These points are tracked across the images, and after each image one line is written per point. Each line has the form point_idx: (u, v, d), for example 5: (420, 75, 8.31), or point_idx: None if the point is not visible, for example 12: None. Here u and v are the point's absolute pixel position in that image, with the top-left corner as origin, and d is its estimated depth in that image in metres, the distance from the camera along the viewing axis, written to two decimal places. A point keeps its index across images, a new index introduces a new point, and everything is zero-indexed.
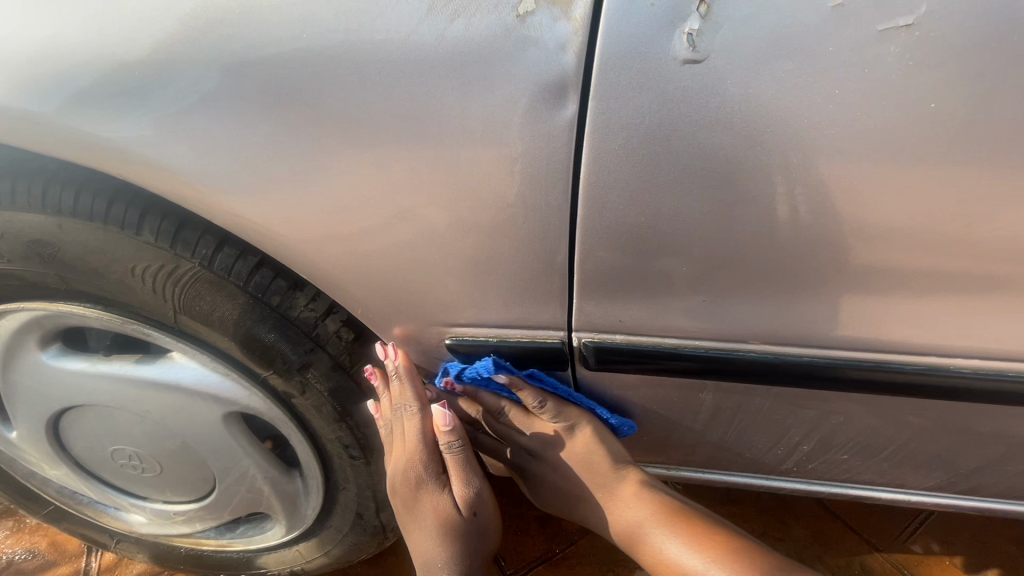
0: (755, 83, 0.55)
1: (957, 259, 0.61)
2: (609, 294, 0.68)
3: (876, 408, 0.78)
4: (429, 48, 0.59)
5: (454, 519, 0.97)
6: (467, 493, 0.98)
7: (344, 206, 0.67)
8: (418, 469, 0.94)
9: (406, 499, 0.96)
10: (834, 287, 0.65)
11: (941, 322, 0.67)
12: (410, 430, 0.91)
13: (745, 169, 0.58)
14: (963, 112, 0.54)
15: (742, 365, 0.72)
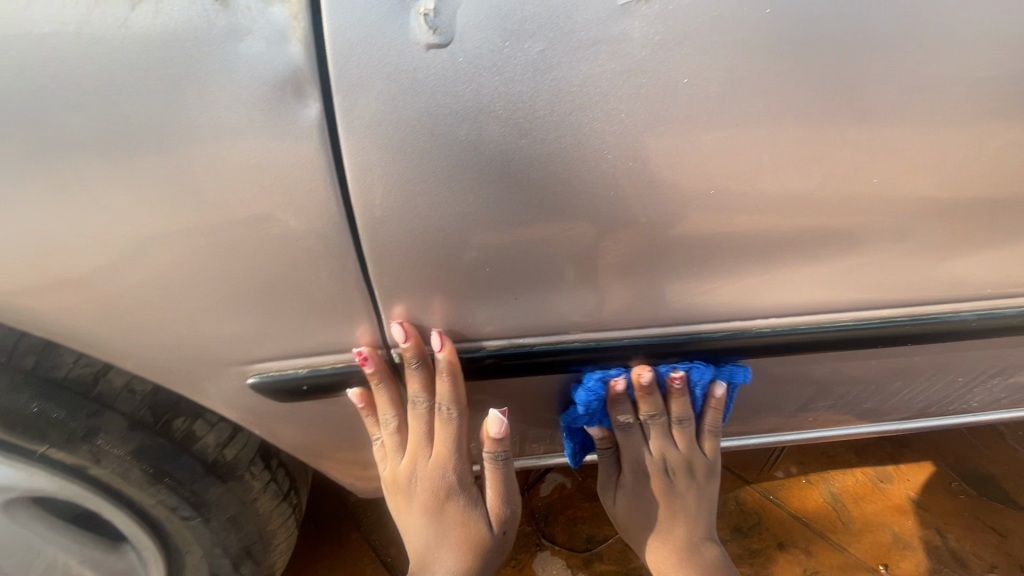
0: (521, 70, 0.45)
1: (782, 220, 0.56)
2: (419, 306, 0.59)
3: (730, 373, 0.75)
4: (111, 44, 0.43)
5: (475, 534, 0.88)
6: (501, 510, 0.89)
7: (56, 248, 0.51)
8: (448, 476, 0.84)
9: (429, 507, 0.86)
10: (663, 264, 0.58)
11: (777, 284, 0.63)
12: (445, 436, 0.78)
13: (533, 165, 0.49)
14: (748, 75, 0.47)
15: (583, 356, 0.66)
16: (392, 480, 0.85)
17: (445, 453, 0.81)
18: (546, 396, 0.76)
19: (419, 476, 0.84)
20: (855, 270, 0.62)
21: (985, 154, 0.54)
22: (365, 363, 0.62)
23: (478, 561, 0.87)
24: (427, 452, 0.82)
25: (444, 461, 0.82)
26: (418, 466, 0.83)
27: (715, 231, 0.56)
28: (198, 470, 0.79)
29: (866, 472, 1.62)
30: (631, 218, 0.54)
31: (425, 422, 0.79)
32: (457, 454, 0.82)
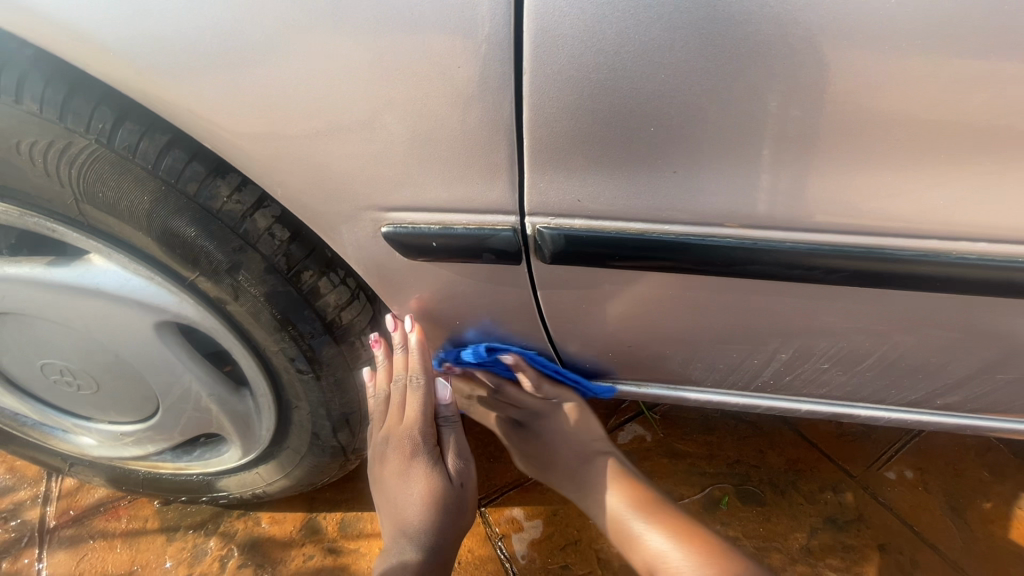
0: None
1: (1008, 104, 0.48)
2: (569, 171, 0.55)
3: (897, 313, 0.64)
4: None
5: (443, 491, 0.95)
6: (456, 465, 0.99)
7: (248, 58, 0.54)
8: (414, 439, 0.92)
9: (398, 467, 0.94)
10: (850, 149, 0.51)
11: (993, 196, 0.53)
12: (413, 401, 0.90)
13: None
14: None
15: (732, 258, 0.59)
16: (380, 445, 0.97)
17: (414, 419, 0.92)
18: (671, 311, 0.69)
19: (393, 439, 0.94)
20: None
21: None
22: (376, 347, 0.91)
23: (440, 515, 0.94)
24: (399, 419, 0.93)
25: (410, 425, 0.92)
26: (391, 431, 0.94)
27: (933, 104, 0.48)
28: (318, 326, 0.84)
29: (1002, 493, 1.41)
30: (827, 81, 0.48)
31: (408, 396, 0.91)
32: (426, 419, 0.92)
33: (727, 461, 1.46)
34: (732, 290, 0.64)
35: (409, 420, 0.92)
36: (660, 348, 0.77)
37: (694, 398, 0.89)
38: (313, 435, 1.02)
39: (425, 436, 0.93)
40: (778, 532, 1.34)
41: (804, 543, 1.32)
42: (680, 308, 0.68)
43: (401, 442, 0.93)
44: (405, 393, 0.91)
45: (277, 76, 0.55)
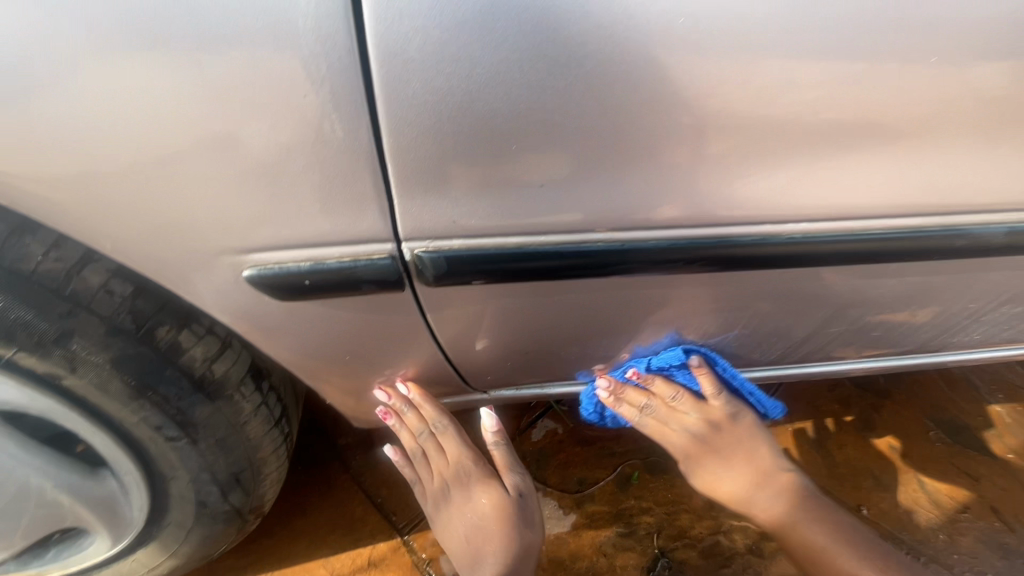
0: None
1: (814, 104, 0.53)
2: (442, 194, 0.54)
3: (749, 289, 0.72)
4: None
5: (507, 507, 1.06)
6: (515, 481, 1.08)
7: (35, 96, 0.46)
8: (463, 467, 1.06)
9: (456, 497, 1.07)
10: (693, 151, 0.55)
11: (813, 183, 0.59)
12: (450, 442, 1.04)
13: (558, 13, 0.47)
14: None
15: (606, 259, 0.62)
16: (434, 492, 1.08)
17: (457, 453, 1.04)
18: (559, 315, 0.72)
19: (442, 473, 1.07)
20: (887, 168, 0.59)
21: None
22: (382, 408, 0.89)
23: (516, 543, 1.05)
24: (448, 461, 1.05)
25: (456, 461, 1.06)
26: (442, 469, 1.07)
27: (755, 105, 0.53)
28: (185, 385, 0.74)
29: (850, 420, 1.66)
30: (664, 92, 0.51)
31: (434, 442, 1.03)
32: (466, 451, 1.05)
33: (633, 437, 1.56)
34: (610, 288, 0.68)
35: (452, 457, 1.05)
36: (554, 348, 0.79)
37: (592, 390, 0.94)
38: (199, 504, 0.91)
39: (475, 467, 1.07)
40: (683, 494, 1.45)
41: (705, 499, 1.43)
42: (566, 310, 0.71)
43: (468, 477, 1.07)
44: (433, 441, 1.02)
45: (83, 117, 0.47)
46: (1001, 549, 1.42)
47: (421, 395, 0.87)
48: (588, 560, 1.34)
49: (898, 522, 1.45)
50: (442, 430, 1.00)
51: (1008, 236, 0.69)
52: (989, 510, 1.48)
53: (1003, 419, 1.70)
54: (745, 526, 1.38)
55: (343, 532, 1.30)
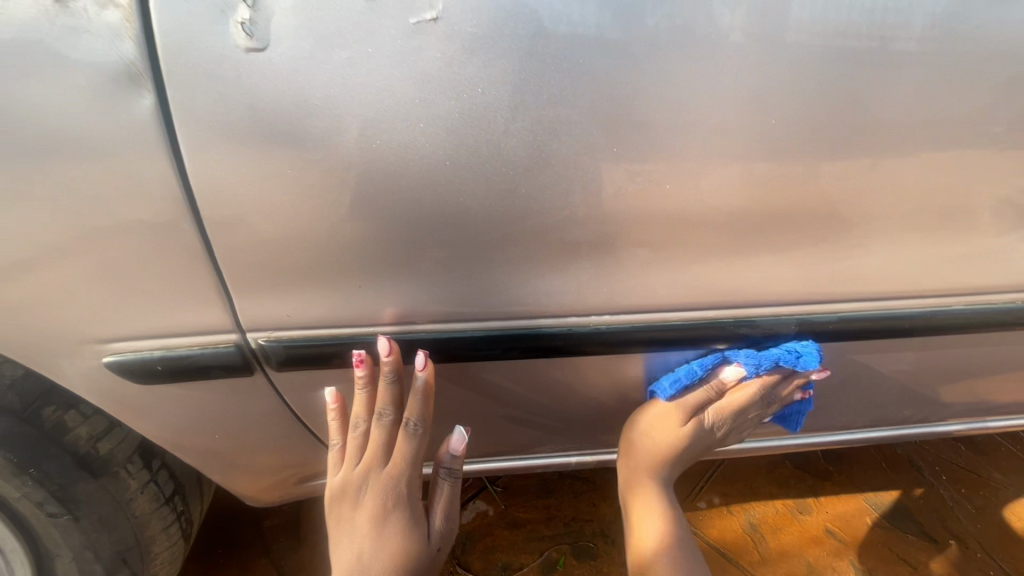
0: (316, 75, 0.53)
1: (586, 220, 0.64)
2: (273, 292, 0.65)
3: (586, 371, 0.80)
4: None
5: (420, 551, 0.84)
6: (439, 524, 0.88)
7: None
8: (402, 487, 0.83)
9: (343, 508, 0.83)
10: (487, 259, 0.65)
11: (607, 281, 0.69)
12: (403, 449, 0.81)
13: (343, 156, 0.57)
14: (526, 88, 0.56)
15: (432, 346, 0.71)
16: (338, 488, 0.83)
17: (403, 461, 0.82)
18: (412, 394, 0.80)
19: (371, 484, 0.82)
20: (669, 270, 0.69)
21: (761, 167, 0.63)
22: (360, 366, 0.70)
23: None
24: (382, 467, 0.82)
25: (399, 473, 0.82)
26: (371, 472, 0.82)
27: (530, 224, 0.63)
28: (67, 463, 0.80)
29: (787, 502, 1.65)
30: (447, 213, 0.61)
31: (387, 437, 0.81)
32: (416, 464, 0.83)
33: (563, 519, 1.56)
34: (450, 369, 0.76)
35: (399, 465, 0.82)
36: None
37: (475, 467, 0.99)
38: None
39: (405, 488, 0.83)
40: None
41: None
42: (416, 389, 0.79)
43: (380, 494, 0.82)
44: (381, 435, 0.80)
45: None
46: None
47: (428, 378, 0.72)
48: None
49: None
50: (385, 424, 0.79)
51: (796, 325, 0.76)
52: None
53: (946, 502, 1.68)
54: None
55: None
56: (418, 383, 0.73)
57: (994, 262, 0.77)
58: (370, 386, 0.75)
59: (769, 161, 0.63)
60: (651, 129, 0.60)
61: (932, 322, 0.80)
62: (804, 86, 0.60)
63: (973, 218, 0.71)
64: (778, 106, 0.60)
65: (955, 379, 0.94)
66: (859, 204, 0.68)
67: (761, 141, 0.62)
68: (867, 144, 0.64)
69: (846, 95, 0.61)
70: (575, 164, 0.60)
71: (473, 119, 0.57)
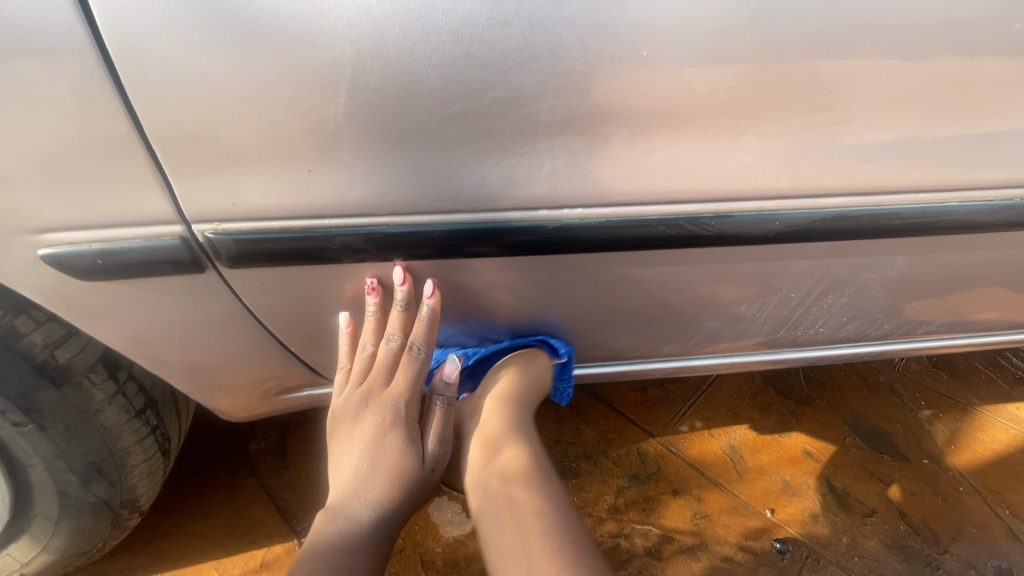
0: None
1: (553, 95, 0.58)
2: (214, 178, 0.59)
3: (540, 285, 0.77)
4: None
5: (416, 470, 0.86)
6: (432, 447, 0.90)
7: None
8: (397, 414, 0.84)
9: (341, 429, 0.85)
10: (446, 142, 0.59)
11: (578, 169, 0.64)
12: (405, 372, 0.84)
13: (276, 9, 0.51)
14: None
15: (395, 243, 0.66)
16: (338, 408, 0.84)
17: (404, 385, 0.84)
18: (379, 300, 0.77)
19: (373, 401, 0.84)
20: (645, 157, 0.64)
21: (748, 28, 0.57)
22: (371, 294, 0.74)
23: (406, 493, 0.84)
24: (384, 388, 0.84)
25: (399, 395, 0.84)
26: (372, 392, 0.83)
27: (494, 97, 0.57)
28: (24, 370, 0.78)
29: (767, 425, 1.68)
30: (401, 82, 0.55)
31: (392, 361, 0.83)
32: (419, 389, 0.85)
33: (549, 442, 1.58)
34: (416, 272, 0.73)
35: (399, 388, 0.84)
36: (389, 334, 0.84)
37: (456, 384, 0.98)
38: (61, 495, 0.93)
39: (405, 409, 0.85)
40: (591, 499, 1.46)
41: (612, 503, 1.45)
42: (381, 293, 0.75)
43: (381, 414, 0.84)
44: (385, 358, 0.82)
45: None
46: (904, 552, 1.38)
47: (434, 307, 0.76)
48: (485, 563, 1.30)
49: (803, 525, 1.43)
50: (392, 349, 0.82)
51: (778, 222, 0.72)
52: (897, 514, 1.46)
53: (922, 426, 1.71)
54: (648, 530, 1.41)
55: (240, 534, 1.29)
56: (424, 311, 0.76)
57: (994, 153, 0.72)
58: (381, 313, 0.77)
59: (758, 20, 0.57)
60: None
61: (923, 221, 0.76)
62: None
63: (972, 102, 0.66)
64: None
65: (941, 288, 0.92)
66: (855, 77, 0.62)
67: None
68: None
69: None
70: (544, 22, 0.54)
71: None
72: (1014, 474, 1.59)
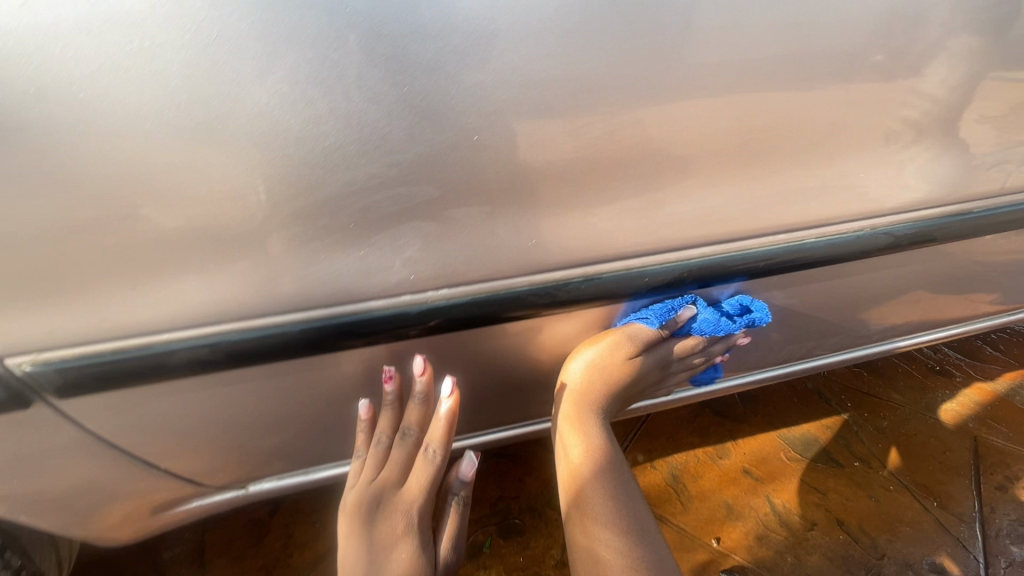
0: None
1: (392, 186, 0.56)
2: (18, 307, 0.53)
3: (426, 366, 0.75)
4: None
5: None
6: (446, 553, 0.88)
7: None
8: (411, 514, 0.83)
9: (356, 527, 0.81)
10: (285, 242, 0.57)
11: (434, 252, 0.62)
12: (421, 470, 0.84)
13: (57, 125, 0.47)
14: (273, 24, 0.47)
15: (247, 349, 0.61)
16: (350, 502, 0.83)
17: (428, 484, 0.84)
18: (254, 403, 0.72)
19: (383, 498, 0.83)
20: (501, 233, 0.63)
21: (580, 101, 0.58)
22: (388, 381, 0.74)
23: None
24: (396, 487, 0.84)
25: (412, 498, 0.84)
26: (385, 486, 0.83)
27: (328, 192, 0.55)
28: None
29: (708, 449, 1.69)
30: (222, 190, 0.52)
31: (406, 458, 0.84)
32: (429, 491, 0.85)
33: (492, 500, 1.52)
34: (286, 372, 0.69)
35: (414, 488, 0.84)
36: (273, 432, 0.78)
37: None
38: None
39: (419, 512, 0.84)
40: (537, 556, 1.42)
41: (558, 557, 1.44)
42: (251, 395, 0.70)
43: (400, 515, 0.82)
44: (401, 454, 0.84)
45: None
46: (844, 563, 1.41)
47: (454, 404, 0.79)
48: None
49: (748, 549, 1.43)
50: (408, 443, 0.83)
51: (650, 276, 0.73)
52: (834, 524, 1.49)
53: (849, 427, 1.77)
54: None
55: None
56: (441, 409, 0.79)
57: (837, 189, 0.77)
58: (397, 404, 0.79)
59: (589, 92, 0.57)
60: (447, 64, 0.52)
61: (787, 257, 0.80)
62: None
63: (804, 147, 0.70)
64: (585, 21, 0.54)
65: (821, 313, 0.97)
66: (690, 138, 0.64)
67: (575, 71, 0.56)
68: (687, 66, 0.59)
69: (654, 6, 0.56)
70: (364, 113, 0.52)
71: (226, 67, 0.48)
72: (937, 465, 1.66)
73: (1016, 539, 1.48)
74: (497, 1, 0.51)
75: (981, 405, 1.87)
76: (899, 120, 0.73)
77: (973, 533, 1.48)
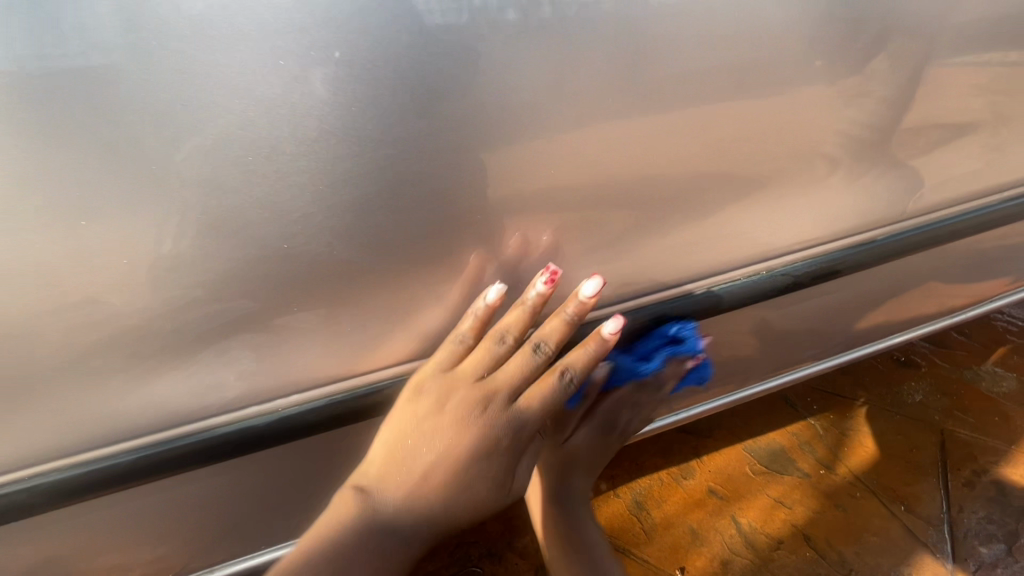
0: None
1: (219, 304, 0.57)
2: None
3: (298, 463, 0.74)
4: None
5: (423, 497, 0.76)
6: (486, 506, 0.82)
7: None
8: (451, 472, 0.76)
9: (385, 480, 0.74)
10: (114, 375, 0.57)
11: (276, 361, 0.62)
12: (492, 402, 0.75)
13: None
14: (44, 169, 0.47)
15: (92, 479, 0.62)
16: (389, 449, 0.74)
17: (465, 442, 0.75)
18: (126, 520, 0.70)
19: (414, 450, 0.74)
20: (346, 339, 0.63)
21: (402, 197, 0.58)
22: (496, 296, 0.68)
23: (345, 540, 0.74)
24: (437, 446, 0.75)
25: (453, 449, 0.75)
26: (416, 439, 0.74)
27: (172, 320, 0.56)
28: None
29: (671, 471, 1.64)
30: (33, 333, 0.53)
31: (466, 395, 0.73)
32: (490, 445, 0.77)
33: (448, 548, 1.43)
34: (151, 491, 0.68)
35: (451, 447, 0.75)
36: (166, 537, 0.75)
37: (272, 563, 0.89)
38: None
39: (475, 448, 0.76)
40: None
41: None
42: (132, 508, 0.69)
43: (437, 465, 0.76)
44: (457, 392, 0.73)
45: None
46: None
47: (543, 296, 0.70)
48: None
49: None
50: (469, 378, 0.73)
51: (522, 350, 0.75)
52: (800, 540, 1.46)
53: (815, 432, 1.73)
54: None
55: None
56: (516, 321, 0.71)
57: (710, 240, 0.78)
58: (467, 337, 0.71)
59: (427, 182, 0.58)
60: (269, 173, 0.53)
61: (675, 311, 0.81)
62: (426, 90, 0.54)
63: (655, 207, 0.72)
64: (409, 137, 0.55)
65: (730, 349, 0.97)
66: (544, 213, 0.66)
67: (408, 179, 0.57)
68: (520, 151, 0.60)
69: (476, 104, 0.56)
70: (195, 248, 0.54)
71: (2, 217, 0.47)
72: (905, 465, 1.62)
73: (984, 539, 1.45)
74: (285, 115, 0.51)
75: (949, 395, 1.82)
76: (751, 167, 0.74)
77: (941, 537, 1.45)
